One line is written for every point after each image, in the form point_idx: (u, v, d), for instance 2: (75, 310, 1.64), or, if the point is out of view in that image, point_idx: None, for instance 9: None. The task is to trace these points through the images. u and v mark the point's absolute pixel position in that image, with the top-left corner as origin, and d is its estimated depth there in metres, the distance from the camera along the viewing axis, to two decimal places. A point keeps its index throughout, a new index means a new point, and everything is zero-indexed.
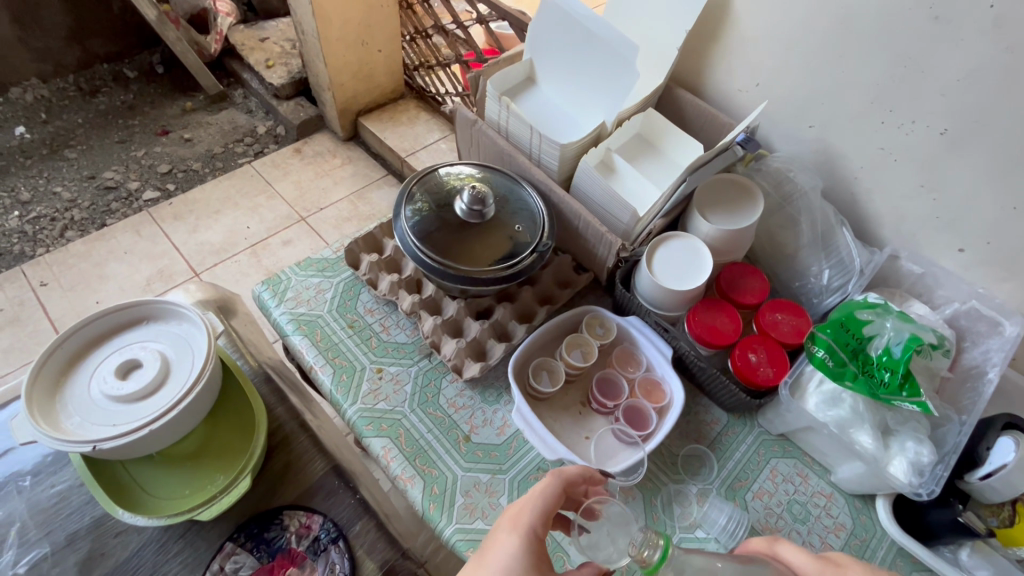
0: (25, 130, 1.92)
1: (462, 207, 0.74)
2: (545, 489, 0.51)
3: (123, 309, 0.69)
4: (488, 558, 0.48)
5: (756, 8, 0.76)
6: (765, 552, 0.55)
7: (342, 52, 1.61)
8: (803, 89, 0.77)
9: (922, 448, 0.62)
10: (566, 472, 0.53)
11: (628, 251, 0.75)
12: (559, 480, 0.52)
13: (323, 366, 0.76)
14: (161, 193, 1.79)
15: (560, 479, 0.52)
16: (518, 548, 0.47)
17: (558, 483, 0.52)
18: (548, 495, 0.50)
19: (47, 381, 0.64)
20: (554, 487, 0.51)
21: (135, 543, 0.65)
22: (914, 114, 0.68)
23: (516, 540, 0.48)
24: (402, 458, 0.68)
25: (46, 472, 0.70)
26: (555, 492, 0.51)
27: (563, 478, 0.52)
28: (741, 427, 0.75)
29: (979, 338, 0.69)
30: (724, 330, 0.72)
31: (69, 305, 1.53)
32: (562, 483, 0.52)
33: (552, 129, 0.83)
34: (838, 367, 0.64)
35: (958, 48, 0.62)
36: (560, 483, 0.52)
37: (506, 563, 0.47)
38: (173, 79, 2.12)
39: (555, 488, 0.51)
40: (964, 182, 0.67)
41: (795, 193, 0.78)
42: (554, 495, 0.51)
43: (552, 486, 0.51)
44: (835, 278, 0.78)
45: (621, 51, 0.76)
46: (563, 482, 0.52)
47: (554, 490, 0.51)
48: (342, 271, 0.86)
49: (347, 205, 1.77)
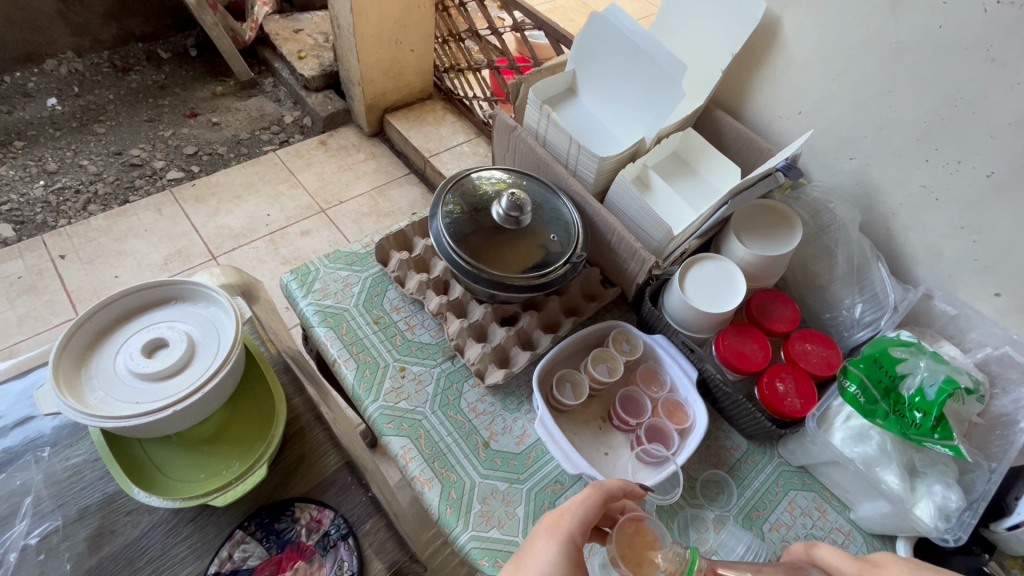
0: (57, 101, 1.94)
1: (499, 213, 0.73)
2: (586, 499, 0.50)
3: (155, 286, 0.69)
4: (527, 563, 0.47)
5: (807, 36, 0.76)
6: (803, 557, 0.55)
7: (375, 49, 1.63)
8: (848, 122, 0.77)
9: (949, 492, 0.61)
10: (607, 485, 0.53)
11: (660, 269, 0.75)
12: (601, 492, 0.52)
13: (347, 360, 0.75)
14: (185, 175, 1.80)
15: (602, 492, 0.52)
16: (558, 555, 0.47)
17: (599, 496, 0.51)
18: (589, 505, 0.50)
19: (73, 354, 0.64)
20: (595, 499, 0.51)
21: (145, 524, 0.65)
22: (961, 155, 0.67)
23: (556, 547, 0.47)
24: (421, 459, 0.68)
25: (63, 444, 0.69)
26: (597, 503, 0.51)
27: (605, 490, 0.52)
28: (761, 456, 0.74)
29: (1010, 386, 0.67)
30: (753, 356, 0.71)
31: (86, 278, 1.54)
32: (603, 496, 0.51)
33: (591, 142, 0.84)
34: (869, 403, 0.63)
35: (1014, 91, 0.61)
36: (601, 497, 0.51)
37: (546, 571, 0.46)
38: (206, 63, 2.15)
39: (596, 499, 0.51)
40: (1006, 226, 0.66)
41: (833, 224, 0.78)
42: (595, 506, 0.50)
43: (594, 496, 0.51)
44: (868, 313, 0.77)
45: (669, 69, 0.76)
46: (604, 495, 0.52)
47: (596, 501, 0.51)
48: (371, 267, 0.86)
49: (368, 200, 1.78)
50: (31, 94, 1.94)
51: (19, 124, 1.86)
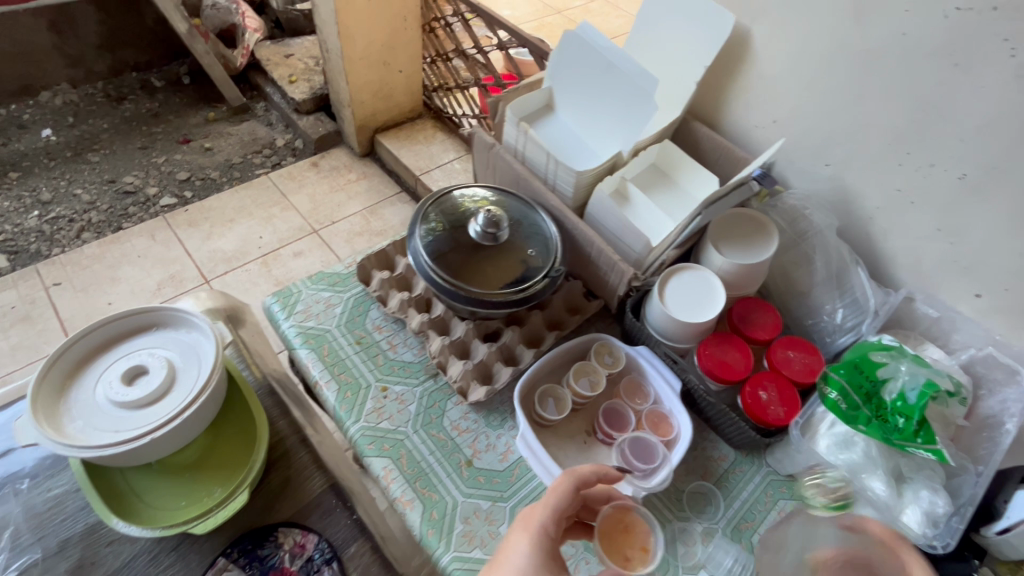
0: (51, 132, 1.97)
1: (476, 230, 0.74)
2: (557, 488, 0.51)
3: (136, 314, 0.70)
4: (502, 560, 0.47)
5: (776, 48, 0.78)
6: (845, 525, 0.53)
7: (364, 71, 1.65)
8: (821, 129, 0.77)
9: (937, 498, 0.60)
10: (579, 472, 0.53)
11: (640, 281, 0.75)
12: (572, 480, 0.52)
13: (328, 382, 0.75)
14: (178, 200, 1.82)
15: (572, 479, 0.52)
16: (530, 547, 0.47)
17: (570, 483, 0.52)
18: (560, 493, 0.50)
19: (52, 384, 0.64)
20: (565, 487, 0.51)
21: (127, 554, 0.64)
22: (934, 158, 0.68)
23: (528, 539, 0.48)
24: (402, 479, 0.67)
25: (43, 475, 0.69)
26: (568, 490, 0.51)
27: (576, 477, 0.53)
28: (749, 466, 0.73)
29: (996, 387, 0.67)
30: (734, 365, 0.71)
31: (79, 305, 1.54)
32: (574, 482, 0.52)
33: (568, 156, 0.84)
34: (851, 410, 0.62)
35: (979, 96, 0.62)
36: (572, 484, 0.52)
37: (521, 564, 0.46)
38: (198, 90, 2.18)
39: (569, 486, 0.51)
40: (982, 227, 0.67)
41: (810, 231, 0.79)
42: (565, 494, 0.51)
43: (563, 484, 0.51)
44: (849, 318, 0.77)
45: (641, 83, 0.77)
46: (576, 481, 0.52)
47: (565, 489, 0.51)
48: (352, 287, 0.86)
49: (360, 220, 1.79)
50: (26, 126, 1.97)
51: (14, 155, 1.89)
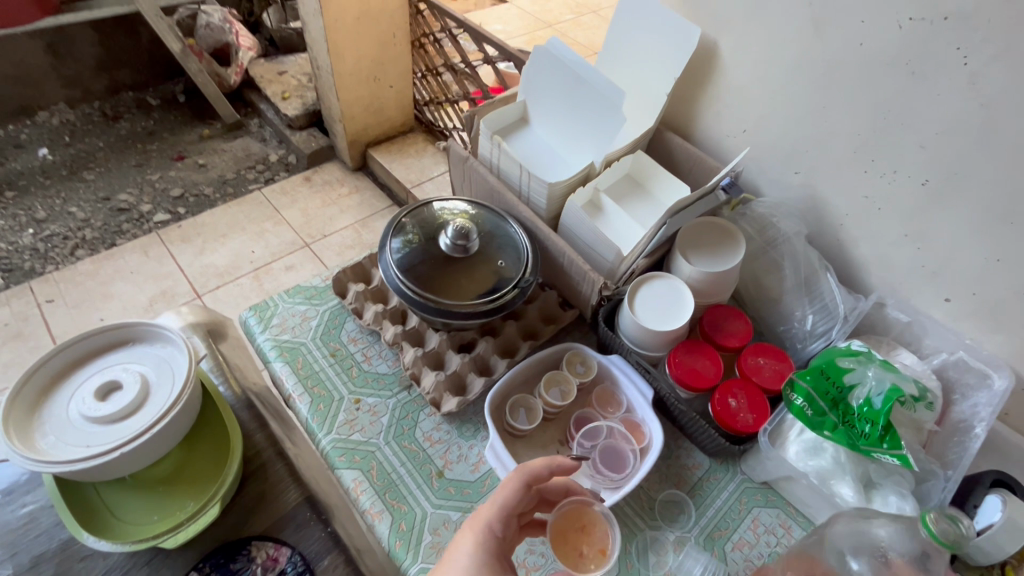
0: (48, 151, 2.00)
1: (446, 242, 0.75)
2: (506, 486, 0.52)
3: (110, 330, 0.71)
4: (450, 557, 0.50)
5: (742, 58, 0.79)
6: None
7: (354, 87, 1.68)
8: (789, 138, 0.78)
9: (904, 503, 0.60)
10: (529, 467, 0.54)
11: (611, 290, 0.76)
12: (522, 476, 0.53)
13: (301, 395, 0.76)
14: (171, 216, 1.84)
15: (522, 475, 0.53)
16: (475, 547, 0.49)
17: (519, 479, 0.53)
18: (508, 490, 0.52)
19: (25, 402, 0.65)
20: (514, 483, 0.52)
21: (100, 568, 0.64)
22: (897, 165, 0.69)
23: (473, 538, 0.50)
24: (372, 491, 0.68)
25: (19, 491, 0.70)
26: (517, 487, 0.52)
27: (526, 472, 0.54)
28: (724, 473, 0.73)
29: (968, 391, 0.68)
30: (704, 373, 0.71)
31: (72, 322, 1.56)
32: (523, 478, 0.53)
33: (541, 168, 0.85)
34: (817, 415, 0.62)
35: (936, 103, 0.63)
36: (521, 480, 0.53)
37: (465, 563, 0.48)
38: (193, 108, 2.21)
39: (518, 483, 0.53)
40: (947, 232, 0.67)
41: (779, 238, 0.79)
42: (512, 492, 0.52)
43: (512, 482, 0.53)
44: (820, 324, 0.78)
45: (608, 95, 0.79)
46: (525, 477, 0.53)
47: (513, 486, 0.52)
48: (329, 300, 0.86)
49: (352, 233, 1.80)
50: (23, 146, 2.00)
51: (11, 174, 1.92)
